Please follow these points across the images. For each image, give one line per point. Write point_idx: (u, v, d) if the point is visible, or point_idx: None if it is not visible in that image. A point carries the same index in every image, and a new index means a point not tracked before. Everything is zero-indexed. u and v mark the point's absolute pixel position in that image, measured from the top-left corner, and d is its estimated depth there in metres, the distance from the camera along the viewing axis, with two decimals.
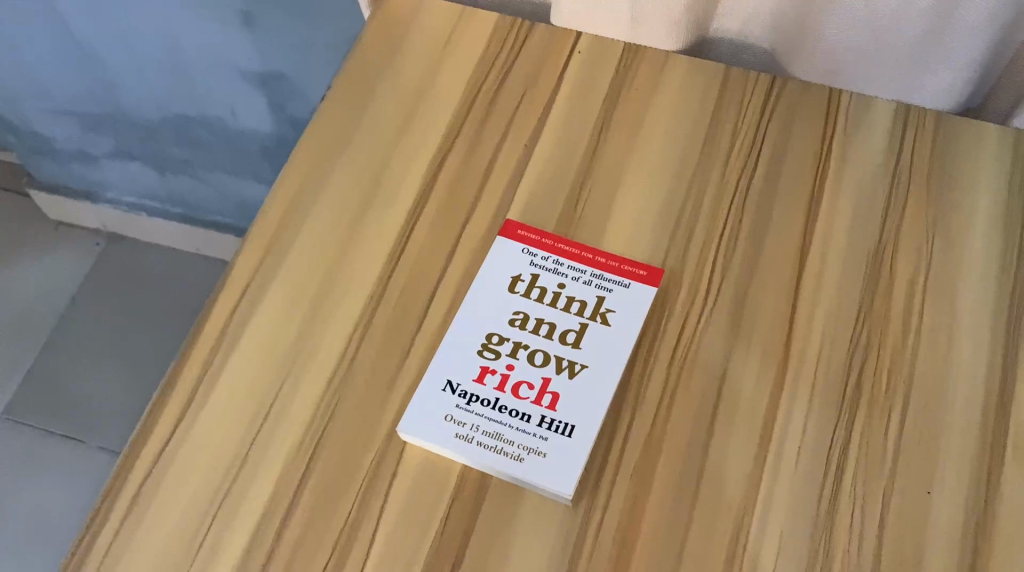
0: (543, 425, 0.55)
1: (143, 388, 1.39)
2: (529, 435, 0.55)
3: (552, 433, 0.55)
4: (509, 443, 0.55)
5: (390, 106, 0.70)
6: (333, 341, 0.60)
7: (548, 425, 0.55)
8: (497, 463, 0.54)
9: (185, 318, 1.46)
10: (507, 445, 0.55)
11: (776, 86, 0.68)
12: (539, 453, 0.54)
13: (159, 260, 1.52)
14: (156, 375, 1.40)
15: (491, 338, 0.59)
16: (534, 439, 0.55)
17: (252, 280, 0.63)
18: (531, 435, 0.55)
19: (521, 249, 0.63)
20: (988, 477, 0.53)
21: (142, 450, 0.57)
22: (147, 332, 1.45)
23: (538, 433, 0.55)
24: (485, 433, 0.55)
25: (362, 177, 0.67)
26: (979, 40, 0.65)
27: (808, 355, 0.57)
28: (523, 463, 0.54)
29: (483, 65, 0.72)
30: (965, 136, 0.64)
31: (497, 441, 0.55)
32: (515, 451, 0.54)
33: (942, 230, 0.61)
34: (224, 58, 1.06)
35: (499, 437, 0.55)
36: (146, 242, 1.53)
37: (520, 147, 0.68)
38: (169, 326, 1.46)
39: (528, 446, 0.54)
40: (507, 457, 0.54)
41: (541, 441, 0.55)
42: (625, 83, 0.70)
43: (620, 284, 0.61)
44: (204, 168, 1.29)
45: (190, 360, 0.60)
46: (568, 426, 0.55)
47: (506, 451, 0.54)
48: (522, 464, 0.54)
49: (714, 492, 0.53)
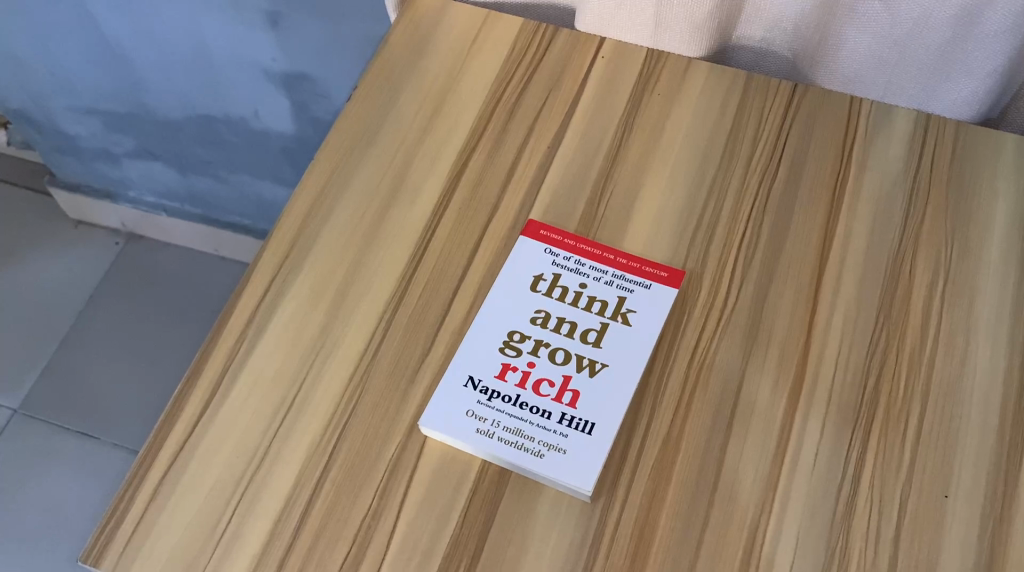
0: (563, 422, 0.56)
1: (160, 387, 1.41)
2: (549, 431, 0.56)
3: (572, 429, 0.56)
4: (529, 439, 0.56)
5: (415, 106, 0.72)
6: (355, 334, 0.61)
7: (568, 422, 0.56)
8: (517, 458, 0.55)
9: (202, 317, 1.47)
10: (528, 441, 0.55)
11: (797, 93, 0.69)
12: (558, 450, 0.55)
13: (184, 263, 1.53)
14: (173, 374, 1.42)
15: (512, 336, 0.60)
16: (554, 436, 0.56)
17: (276, 274, 0.64)
18: (551, 431, 0.56)
19: (543, 248, 0.64)
20: (1004, 481, 0.53)
21: (167, 436, 0.58)
22: (169, 332, 1.46)
23: (559, 429, 0.56)
24: (505, 429, 0.56)
25: (387, 175, 0.68)
26: (996, 52, 0.65)
27: (826, 358, 0.58)
28: (543, 459, 0.55)
29: (506, 68, 0.73)
30: (983, 146, 0.65)
31: (517, 437, 0.56)
32: (534, 447, 0.55)
33: (960, 237, 0.62)
34: (249, 58, 1.07)
35: (519, 433, 0.56)
36: (165, 242, 1.55)
37: (542, 148, 0.69)
38: (186, 325, 1.47)
39: (548, 443, 0.55)
40: (527, 453, 0.55)
41: (561, 438, 0.55)
42: (647, 87, 0.71)
43: (641, 285, 0.62)
44: (226, 169, 1.30)
45: (214, 351, 0.61)
46: (588, 423, 0.56)
47: (526, 447, 0.55)
48: (542, 460, 0.55)
49: (730, 492, 0.54)
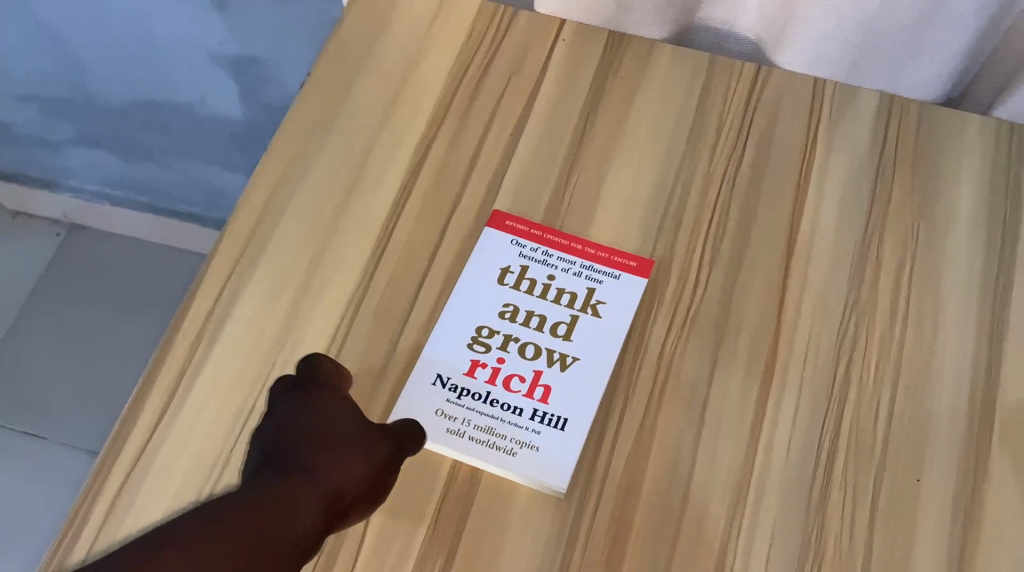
0: (535, 419, 0.55)
1: (111, 386, 1.36)
2: (521, 428, 0.55)
3: (544, 426, 0.55)
4: (500, 438, 0.55)
5: (373, 92, 0.69)
6: (317, 332, 0.59)
7: (541, 418, 0.55)
8: (489, 457, 0.54)
9: (154, 311, 1.42)
10: (500, 439, 0.55)
11: (761, 74, 0.68)
12: (531, 448, 0.54)
13: (139, 253, 1.46)
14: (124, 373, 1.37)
15: (480, 331, 0.59)
16: (527, 433, 0.55)
17: (233, 270, 0.62)
18: (523, 429, 0.55)
19: (510, 239, 0.62)
20: (975, 464, 0.53)
21: (124, 444, 0.56)
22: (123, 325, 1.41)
23: (531, 426, 0.55)
24: (477, 428, 0.55)
25: (346, 165, 0.66)
26: (964, 34, 0.65)
27: (797, 344, 0.58)
28: (516, 457, 0.54)
29: (466, 52, 0.71)
30: (948, 127, 0.65)
31: (489, 436, 0.55)
32: (507, 445, 0.55)
33: (926, 219, 0.62)
34: (194, 41, 1.03)
35: (491, 431, 0.55)
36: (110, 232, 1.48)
37: (505, 135, 0.67)
38: (137, 319, 1.41)
39: (520, 441, 0.55)
40: (499, 452, 0.54)
41: (534, 435, 0.55)
42: (611, 70, 0.70)
43: (610, 275, 0.61)
44: (171, 154, 1.25)
45: (170, 354, 0.59)
46: (561, 419, 0.55)
47: (498, 445, 0.54)
48: (515, 459, 0.54)
49: (706, 483, 0.53)
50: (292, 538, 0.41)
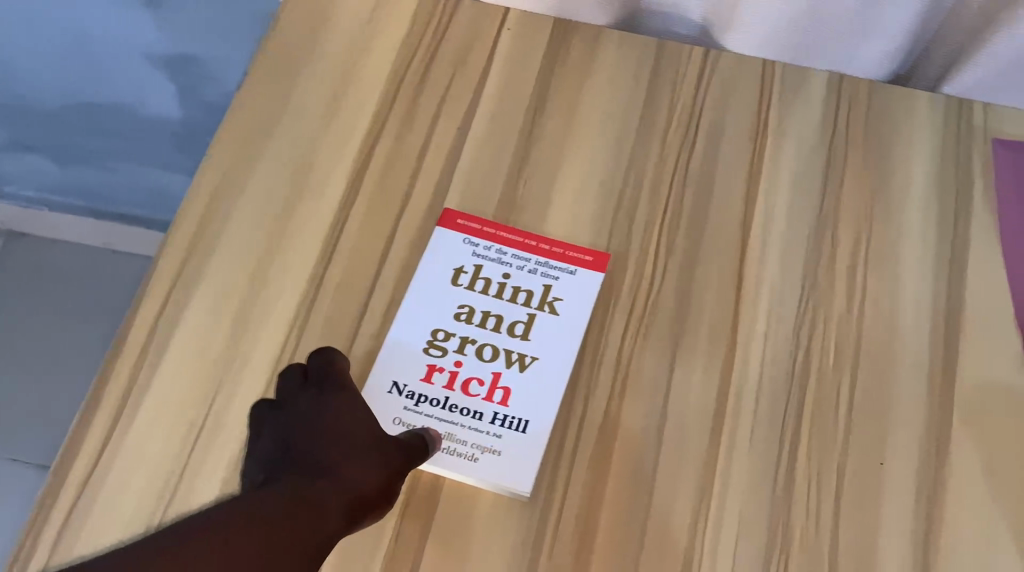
0: (496, 423, 0.54)
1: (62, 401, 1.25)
2: (482, 433, 0.54)
3: (506, 429, 0.54)
4: (461, 444, 0.53)
5: (313, 91, 0.67)
6: (267, 344, 0.57)
7: (502, 422, 0.54)
8: (450, 465, 0.53)
9: (106, 318, 1.30)
10: (460, 446, 0.53)
11: (709, 59, 0.67)
12: (493, 452, 0.53)
13: (80, 257, 1.34)
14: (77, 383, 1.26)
15: (436, 334, 0.57)
16: (488, 438, 0.54)
17: (176, 283, 0.60)
18: (484, 433, 0.54)
19: (462, 238, 0.61)
20: (937, 445, 0.54)
21: (69, 470, 0.53)
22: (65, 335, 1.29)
23: (492, 430, 0.54)
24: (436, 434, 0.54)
25: (289, 168, 0.64)
26: (908, 12, 0.65)
27: (756, 332, 0.57)
28: (478, 463, 0.53)
29: (408, 46, 0.69)
30: (897, 106, 0.65)
31: (449, 443, 0.53)
32: (468, 451, 0.53)
33: (879, 200, 0.61)
34: (129, 40, 0.98)
35: (451, 438, 0.54)
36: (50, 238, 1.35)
37: (452, 130, 0.65)
38: (89, 327, 1.30)
39: (481, 446, 0.53)
40: (461, 458, 0.53)
41: (495, 439, 0.54)
42: (558, 59, 0.68)
43: (565, 271, 0.59)
44: (113, 157, 1.17)
45: (114, 373, 0.56)
46: (522, 421, 0.54)
47: (459, 451, 0.53)
48: (477, 465, 0.53)
49: (671, 479, 0.53)
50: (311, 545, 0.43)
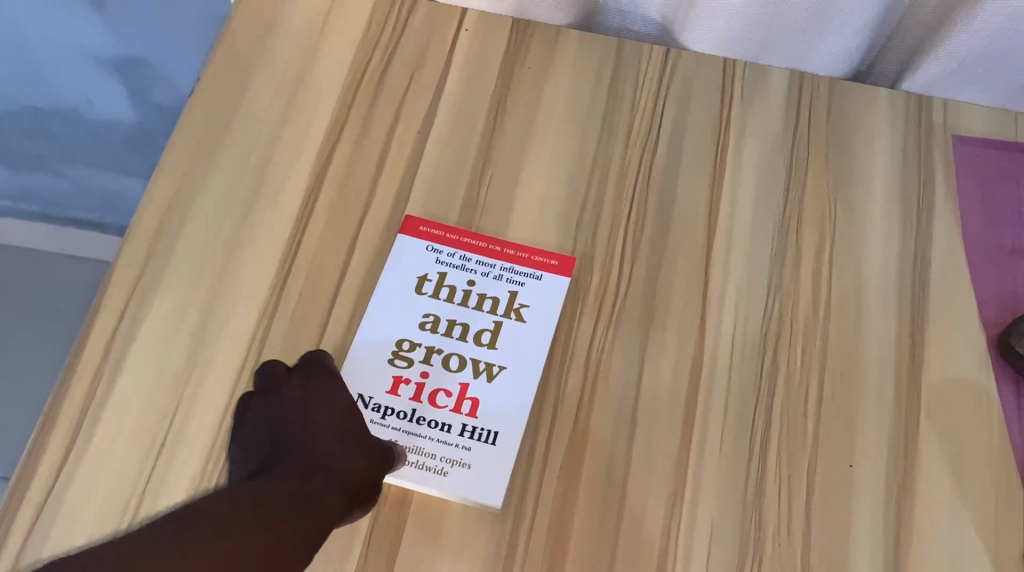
0: (465, 435, 0.53)
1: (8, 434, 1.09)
2: (451, 446, 0.53)
3: (475, 442, 0.53)
4: (430, 457, 0.52)
5: (268, 95, 0.65)
6: (227, 356, 0.56)
7: (470, 434, 0.53)
8: (419, 480, 0.52)
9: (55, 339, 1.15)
10: (429, 459, 0.52)
11: (670, 57, 0.67)
12: (463, 465, 0.52)
13: (10, 268, 1.17)
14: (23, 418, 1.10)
15: (401, 345, 0.56)
16: (457, 451, 0.53)
17: (132, 295, 0.57)
18: (453, 446, 0.53)
19: (424, 246, 0.60)
20: (904, 442, 0.54)
21: (24, 494, 0.51)
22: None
23: (461, 443, 0.53)
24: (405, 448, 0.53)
25: (245, 174, 0.62)
26: (865, 7, 0.65)
27: (723, 332, 0.57)
28: (448, 477, 0.52)
29: (364, 48, 0.67)
30: (858, 103, 0.65)
31: (417, 457, 0.52)
32: (437, 465, 0.52)
33: (842, 198, 0.62)
34: (72, 42, 0.95)
35: (420, 451, 0.53)
36: None
37: (413, 133, 0.64)
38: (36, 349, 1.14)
39: (451, 459, 0.52)
40: (430, 472, 0.52)
41: (465, 452, 0.53)
42: (517, 60, 0.67)
43: (531, 276, 0.59)
44: (62, 162, 1.13)
45: (69, 389, 0.54)
46: (491, 433, 0.53)
47: (429, 465, 0.52)
48: (447, 479, 0.52)
49: (642, 483, 0.52)
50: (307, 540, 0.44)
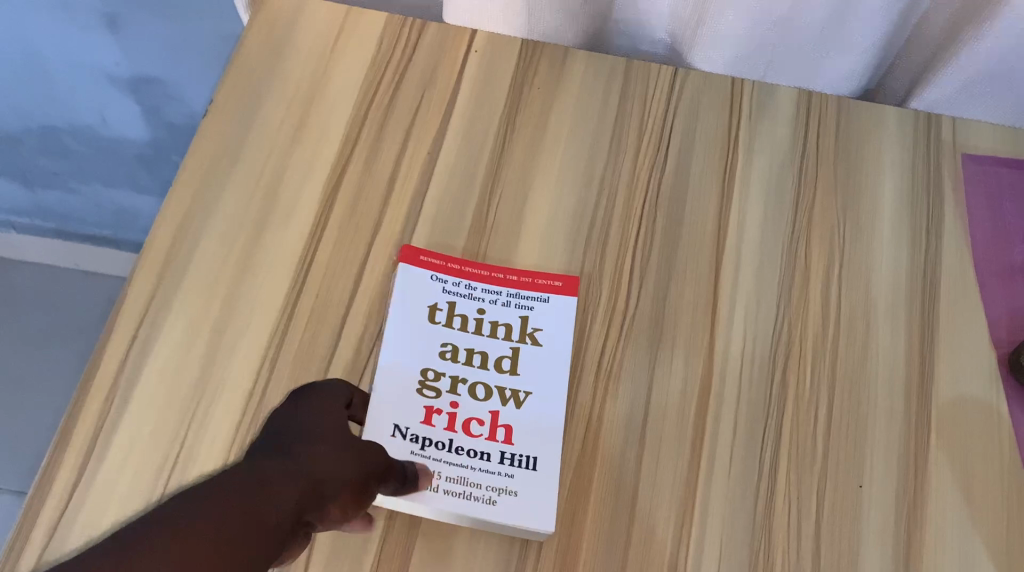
0: (505, 462, 0.52)
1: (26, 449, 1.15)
2: (495, 474, 0.52)
3: (517, 468, 0.52)
4: (476, 486, 0.51)
5: (279, 116, 0.66)
6: (239, 375, 0.56)
7: (510, 461, 0.52)
8: (469, 510, 0.50)
9: (72, 355, 1.21)
10: (476, 488, 0.51)
11: (678, 77, 0.67)
12: (509, 492, 0.51)
13: (31, 287, 1.25)
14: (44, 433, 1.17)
15: (426, 375, 0.55)
16: (501, 478, 0.51)
17: (146, 314, 0.58)
18: (496, 473, 0.52)
19: (430, 276, 0.59)
20: (915, 463, 0.54)
21: (37, 513, 0.51)
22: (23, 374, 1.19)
23: (503, 470, 0.52)
24: (450, 479, 0.51)
25: (256, 195, 0.63)
26: (873, 27, 0.65)
27: (732, 352, 0.57)
28: (498, 505, 0.50)
29: (374, 69, 0.68)
30: (865, 120, 0.65)
31: (464, 487, 0.51)
32: (485, 494, 0.51)
33: (850, 216, 0.62)
34: (87, 63, 0.94)
35: (464, 481, 0.51)
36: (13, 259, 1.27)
37: (422, 154, 0.65)
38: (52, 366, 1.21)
39: (496, 487, 0.51)
40: (479, 502, 0.50)
41: (508, 479, 0.51)
42: (526, 81, 0.67)
43: (539, 300, 0.59)
44: (76, 179, 1.13)
45: (83, 409, 0.54)
46: (531, 458, 0.52)
47: (476, 495, 0.50)
48: (497, 507, 0.50)
49: (650, 504, 0.52)
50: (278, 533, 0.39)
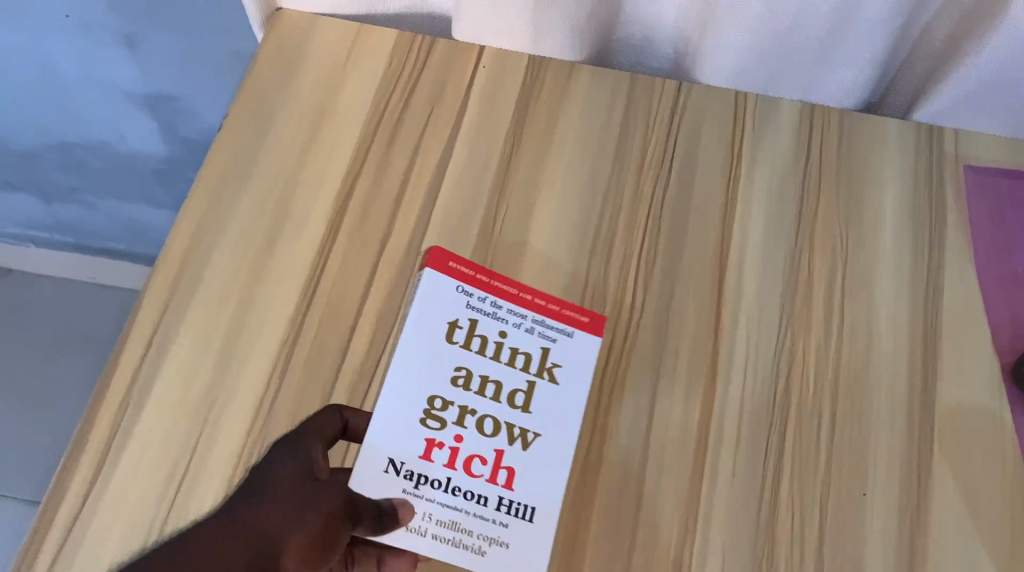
0: (502, 509, 0.49)
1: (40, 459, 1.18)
2: (489, 522, 0.48)
3: (513, 517, 0.49)
4: (467, 533, 0.48)
5: (290, 131, 0.67)
6: (249, 384, 0.57)
7: (508, 509, 0.49)
8: (454, 558, 0.47)
9: (86, 368, 1.24)
10: (465, 536, 0.48)
11: (682, 91, 0.68)
12: (500, 543, 0.48)
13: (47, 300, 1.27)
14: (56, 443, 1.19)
15: (433, 402, 0.50)
16: (495, 527, 0.48)
17: (159, 324, 0.59)
18: (491, 521, 0.48)
19: (454, 285, 0.53)
20: (918, 473, 0.54)
21: (52, 516, 0.52)
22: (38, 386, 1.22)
23: (497, 518, 0.48)
24: (440, 523, 0.48)
25: (267, 208, 0.64)
26: (873, 41, 0.66)
27: (735, 361, 0.57)
28: (485, 557, 0.48)
29: (384, 85, 0.69)
30: (867, 131, 0.66)
31: (453, 533, 0.48)
32: (474, 543, 0.48)
33: (853, 228, 0.62)
34: (105, 81, 0.96)
35: (455, 526, 0.48)
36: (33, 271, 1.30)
37: (430, 167, 0.66)
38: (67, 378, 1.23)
39: (488, 536, 0.48)
40: (466, 551, 0.48)
41: (502, 528, 0.48)
42: (532, 95, 0.69)
43: (563, 332, 0.54)
44: (93, 195, 1.16)
45: (98, 416, 0.56)
46: (528, 509, 0.49)
47: (466, 543, 0.48)
48: (484, 559, 0.48)
49: (653, 511, 0.52)
50: (243, 559, 0.43)
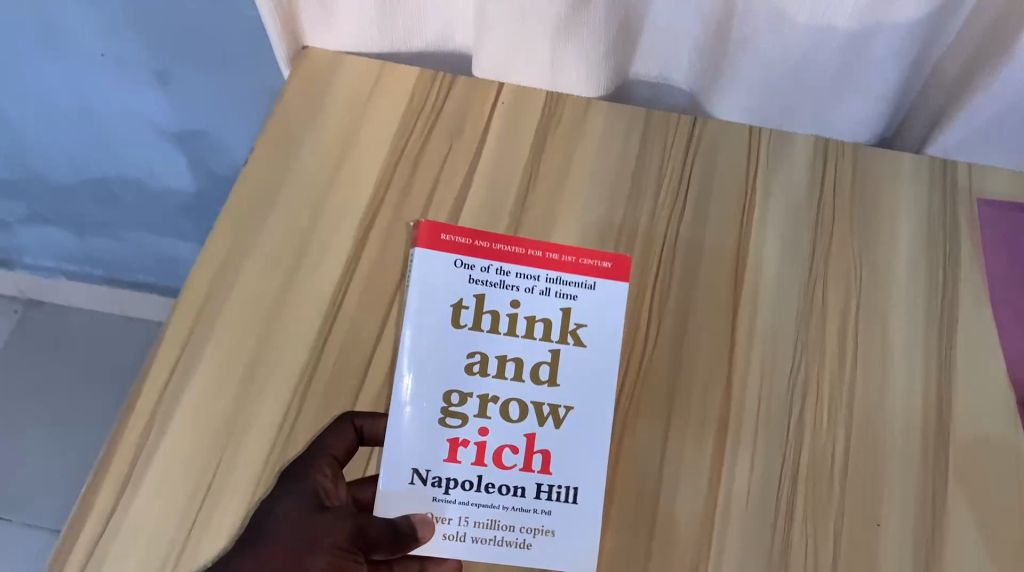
0: (544, 496, 0.56)
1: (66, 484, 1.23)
2: (529, 512, 0.55)
3: (555, 503, 0.55)
4: (508, 529, 0.55)
5: (313, 161, 0.68)
6: (269, 408, 0.58)
7: (550, 494, 0.56)
8: (506, 555, 0.54)
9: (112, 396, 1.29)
10: (508, 531, 0.55)
11: (697, 127, 0.69)
12: (546, 533, 0.55)
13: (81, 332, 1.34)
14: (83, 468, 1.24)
15: (450, 400, 0.58)
16: (536, 516, 0.55)
17: (183, 349, 0.60)
18: (530, 511, 0.55)
19: (454, 260, 0.61)
20: (932, 504, 0.54)
21: (76, 537, 0.53)
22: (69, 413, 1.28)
23: (539, 506, 0.55)
24: (479, 525, 0.55)
25: (289, 236, 0.65)
26: (886, 75, 0.66)
27: (749, 391, 0.58)
28: (533, 548, 0.54)
29: (406, 116, 0.71)
30: (882, 164, 0.66)
31: (495, 531, 0.55)
32: (519, 536, 0.55)
33: (868, 259, 0.63)
34: (138, 116, 0.99)
35: (495, 523, 0.55)
36: (64, 303, 1.35)
37: (449, 198, 0.66)
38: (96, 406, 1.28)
39: (530, 527, 0.55)
40: (513, 546, 0.54)
41: (545, 517, 0.55)
42: (550, 128, 0.70)
43: (584, 284, 0.61)
44: (125, 228, 1.19)
45: (122, 439, 0.57)
46: (571, 490, 0.55)
47: (508, 539, 0.55)
48: (533, 550, 0.54)
49: (666, 539, 0.53)
50: None
